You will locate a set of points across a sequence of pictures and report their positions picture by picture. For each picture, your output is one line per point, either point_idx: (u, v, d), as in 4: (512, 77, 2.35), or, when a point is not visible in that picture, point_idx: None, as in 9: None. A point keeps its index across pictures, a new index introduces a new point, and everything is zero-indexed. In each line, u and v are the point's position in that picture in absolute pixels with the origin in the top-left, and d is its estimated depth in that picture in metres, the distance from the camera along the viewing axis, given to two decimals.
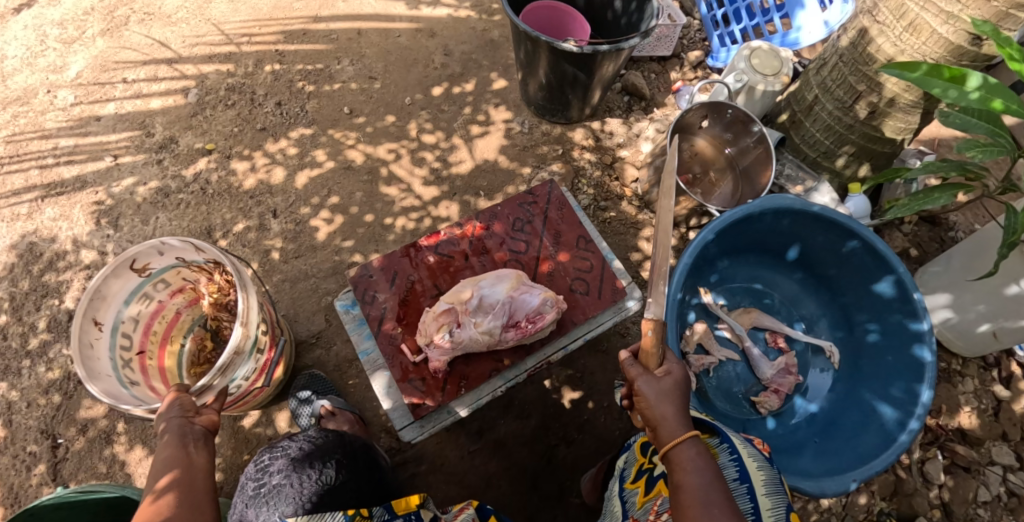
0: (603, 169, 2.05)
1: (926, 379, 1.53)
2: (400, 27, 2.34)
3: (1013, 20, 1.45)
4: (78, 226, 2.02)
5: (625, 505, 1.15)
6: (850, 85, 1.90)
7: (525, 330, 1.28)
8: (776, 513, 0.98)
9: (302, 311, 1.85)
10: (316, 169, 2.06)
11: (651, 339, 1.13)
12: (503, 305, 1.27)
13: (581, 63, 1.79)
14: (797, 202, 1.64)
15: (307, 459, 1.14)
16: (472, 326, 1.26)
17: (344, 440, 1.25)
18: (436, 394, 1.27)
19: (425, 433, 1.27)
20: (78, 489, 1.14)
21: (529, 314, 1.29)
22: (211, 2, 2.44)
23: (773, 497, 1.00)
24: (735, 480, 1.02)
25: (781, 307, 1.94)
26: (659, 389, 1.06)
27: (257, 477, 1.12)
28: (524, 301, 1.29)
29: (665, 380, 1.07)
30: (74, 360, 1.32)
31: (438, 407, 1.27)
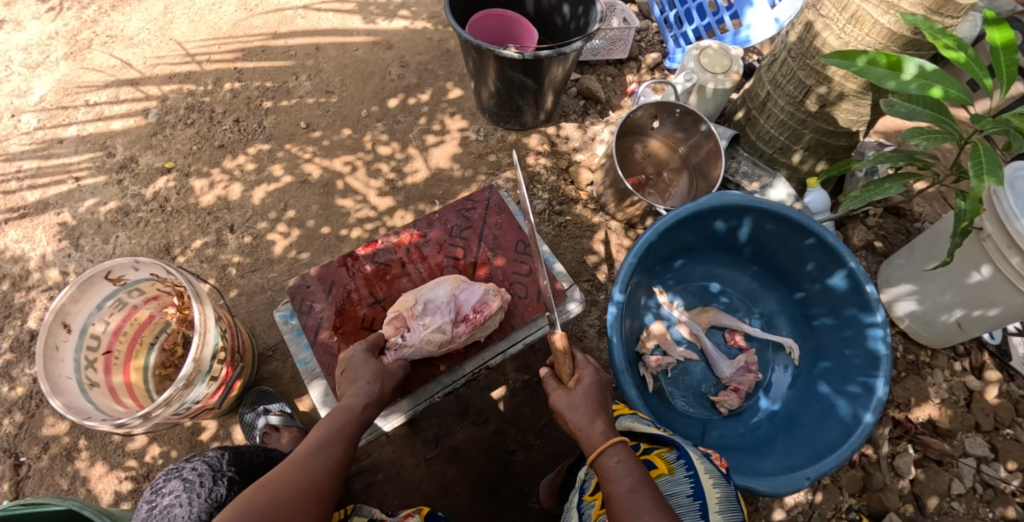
0: (558, 173, 2.09)
1: (881, 371, 1.53)
2: (357, 41, 2.43)
3: (952, 6, 1.46)
4: (40, 247, 2.02)
5: (581, 516, 1.13)
6: (799, 80, 1.90)
7: (474, 321, 1.29)
8: None
9: (259, 324, 1.88)
10: (273, 183, 2.11)
11: (558, 353, 1.15)
12: (447, 302, 1.30)
13: (527, 70, 1.81)
14: (744, 199, 1.65)
15: (202, 477, 1.05)
16: (421, 328, 1.26)
17: (243, 457, 1.18)
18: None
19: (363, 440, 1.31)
20: (20, 502, 1.06)
21: (474, 305, 1.30)
22: (172, 23, 2.49)
23: (726, 514, 0.98)
24: (689, 496, 1.01)
25: (740, 304, 1.94)
26: (573, 400, 1.07)
27: (151, 502, 0.99)
28: (465, 297, 1.31)
29: (577, 390, 1.09)
30: (37, 360, 1.34)
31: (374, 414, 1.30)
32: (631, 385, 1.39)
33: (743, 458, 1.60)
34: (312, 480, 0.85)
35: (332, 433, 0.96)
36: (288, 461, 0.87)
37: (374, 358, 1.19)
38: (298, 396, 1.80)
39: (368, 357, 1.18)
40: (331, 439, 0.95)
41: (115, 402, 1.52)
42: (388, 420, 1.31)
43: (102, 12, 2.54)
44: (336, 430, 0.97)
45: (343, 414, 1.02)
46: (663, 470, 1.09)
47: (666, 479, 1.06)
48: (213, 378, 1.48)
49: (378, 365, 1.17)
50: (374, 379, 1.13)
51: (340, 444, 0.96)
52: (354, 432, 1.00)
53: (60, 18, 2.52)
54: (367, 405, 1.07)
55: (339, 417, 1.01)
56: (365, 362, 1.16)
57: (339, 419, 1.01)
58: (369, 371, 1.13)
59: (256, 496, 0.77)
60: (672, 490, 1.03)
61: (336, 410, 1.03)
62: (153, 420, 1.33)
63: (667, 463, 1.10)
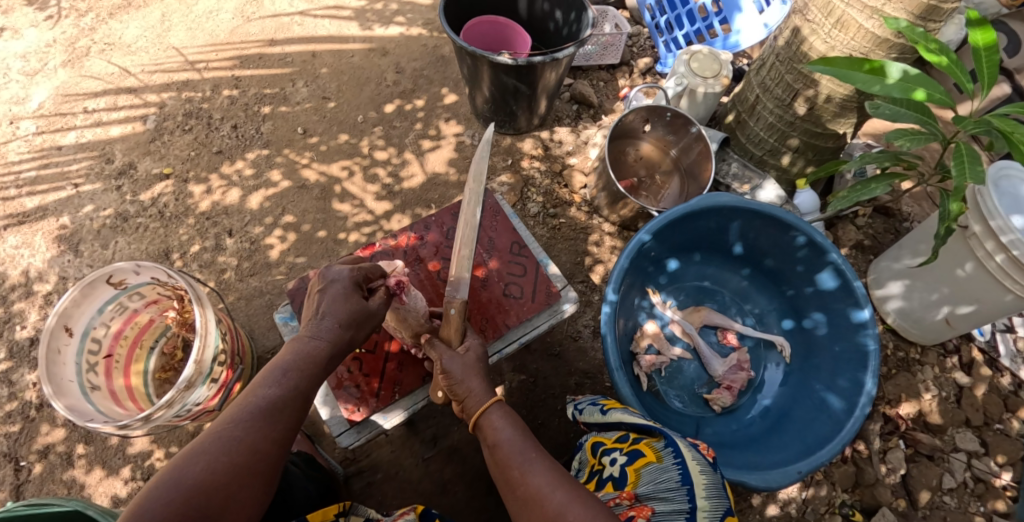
0: (552, 177, 2.12)
1: (870, 367, 1.56)
2: (353, 48, 2.47)
3: (936, 11, 1.52)
4: (39, 253, 2.03)
5: None
6: (787, 83, 1.95)
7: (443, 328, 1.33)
8: (713, 514, 0.98)
9: (257, 328, 1.91)
10: (271, 189, 2.13)
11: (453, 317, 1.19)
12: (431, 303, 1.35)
13: (521, 75, 1.84)
14: (732, 200, 1.68)
15: None
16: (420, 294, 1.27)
17: None
18: (369, 401, 1.31)
19: (362, 439, 1.31)
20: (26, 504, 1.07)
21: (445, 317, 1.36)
22: (170, 31, 2.52)
23: (713, 500, 1.00)
24: (677, 483, 1.04)
25: (732, 304, 1.98)
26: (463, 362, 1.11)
27: None
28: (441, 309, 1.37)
29: (467, 355, 1.13)
30: (39, 364, 1.36)
31: (373, 413, 1.31)
32: (626, 384, 1.42)
33: (737, 454, 1.63)
34: (252, 448, 0.81)
35: (277, 387, 0.91)
36: (222, 423, 0.82)
37: (353, 292, 1.11)
38: None
39: (349, 290, 1.10)
40: (277, 392, 0.90)
41: (117, 404, 1.53)
42: (388, 419, 1.32)
43: (100, 20, 2.56)
44: (283, 382, 0.92)
45: (293, 362, 0.96)
46: (652, 458, 1.13)
47: (655, 467, 1.10)
48: (213, 381, 1.50)
49: (352, 301, 1.08)
50: (343, 320, 1.06)
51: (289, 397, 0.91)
52: (304, 383, 0.95)
53: (58, 26, 2.54)
54: (326, 352, 1.01)
55: (287, 366, 0.95)
56: (341, 294, 1.08)
57: (288, 369, 0.95)
58: (340, 311, 1.06)
59: (187, 472, 0.73)
60: (661, 477, 1.07)
61: (286, 356, 0.97)
62: (153, 422, 1.35)
63: (655, 452, 1.14)
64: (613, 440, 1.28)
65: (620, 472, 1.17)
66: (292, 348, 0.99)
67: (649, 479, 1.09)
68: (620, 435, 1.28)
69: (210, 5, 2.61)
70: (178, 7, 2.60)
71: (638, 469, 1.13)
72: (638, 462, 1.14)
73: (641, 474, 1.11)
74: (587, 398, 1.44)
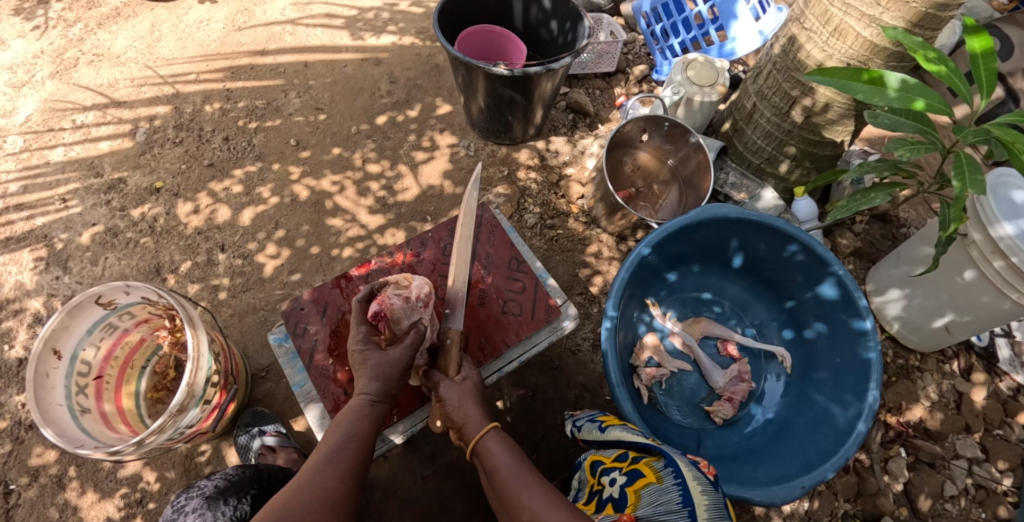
0: (549, 188, 2.11)
1: (873, 378, 1.55)
2: (346, 58, 2.45)
3: (933, 19, 1.52)
4: (27, 270, 1.99)
5: None
6: (785, 92, 1.93)
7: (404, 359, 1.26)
8: None
9: (251, 345, 1.87)
10: (261, 205, 2.10)
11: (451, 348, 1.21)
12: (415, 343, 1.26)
13: (517, 85, 1.83)
14: (732, 212, 1.67)
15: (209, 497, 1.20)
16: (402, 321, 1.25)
17: (262, 475, 1.33)
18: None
19: None
20: None
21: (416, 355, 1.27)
22: (159, 41, 2.49)
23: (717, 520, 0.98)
24: (677, 504, 1.02)
25: (732, 314, 1.96)
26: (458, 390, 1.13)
27: None
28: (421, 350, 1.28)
29: (463, 383, 1.15)
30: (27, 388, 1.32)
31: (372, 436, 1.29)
32: (627, 399, 1.39)
33: (738, 467, 1.61)
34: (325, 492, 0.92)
35: (342, 438, 1.03)
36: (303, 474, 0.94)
37: (378, 350, 1.15)
38: (293, 416, 1.79)
39: (373, 349, 1.15)
40: (342, 443, 1.02)
41: (108, 428, 1.50)
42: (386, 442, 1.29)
43: (88, 31, 2.53)
44: (346, 433, 1.03)
45: (352, 418, 1.07)
46: (652, 479, 1.11)
47: (655, 488, 1.08)
48: (207, 402, 1.46)
49: (382, 356, 1.13)
50: (377, 376, 1.11)
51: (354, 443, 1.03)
52: (364, 432, 1.06)
53: (45, 37, 2.51)
54: (373, 402, 1.10)
55: (349, 422, 1.06)
56: (370, 354, 1.14)
57: (350, 422, 1.06)
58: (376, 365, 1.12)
59: (271, 515, 0.85)
60: (662, 499, 1.05)
61: (348, 412, 1.08)
62: (145, 447, 1.31)
63: (655, 472, 1.12)
64: (613, 459, 1.26)
65: (620, 492, 1.14)
66: (351, 406, 1.10)
67: (649, 500, 1.07)
68: (619, 453, 1.26)
69: (200, 15, 2.58)
70: (168, 17, 2.58)
71: (638, 491, 1.10)
72: (638, 483, 1.11)
73: (641, 495, 1.09)
74: (586, 414, 1.43)
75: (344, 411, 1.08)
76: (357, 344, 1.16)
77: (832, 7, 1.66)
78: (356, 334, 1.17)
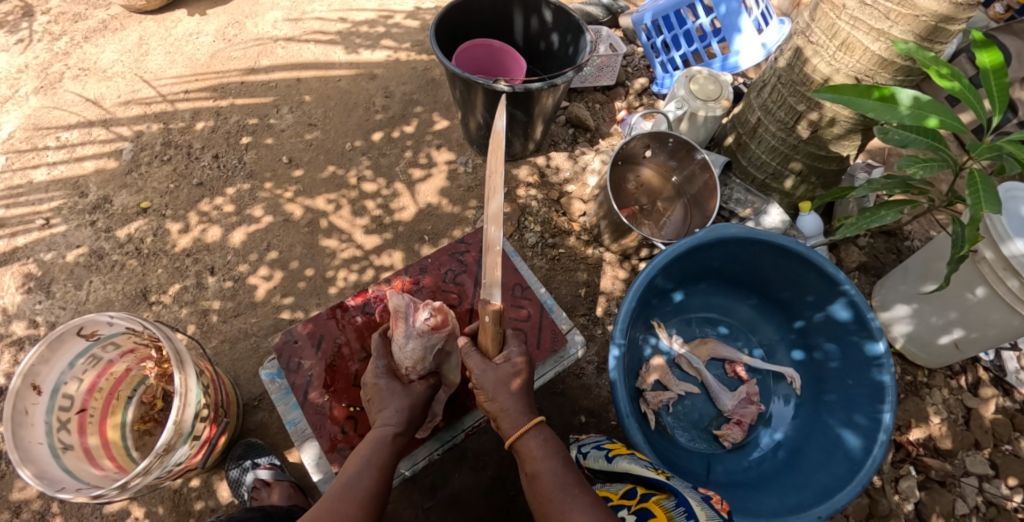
0: (550, 205, 2.06)
1: (887, 401, 1.50)
2: (340, 73, 2.41)
3: (943, 33, 1.49)
4: (7, 295, 1.91)
5: None
6: (790, 106, 1.90)
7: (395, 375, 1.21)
8: None
9: (243, 371, 1.80)
10: (254, 224, 2.04)
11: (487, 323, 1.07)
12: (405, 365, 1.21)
13: (517, 102, 1.78)
14: (741, 231, 1.62)
15: None
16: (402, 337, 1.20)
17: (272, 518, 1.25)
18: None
19: None
20: None
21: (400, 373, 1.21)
22: (147, 55, 2.44)
23: None
24: None
25: (739, 334, 1.92)
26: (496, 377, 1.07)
27: None
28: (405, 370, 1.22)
29: (503, 370, 1.08)
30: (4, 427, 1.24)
31: None
32: (637, 430, 1.33)
33: (751, 495, 1.56)
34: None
35: (362, 465, 0.99)
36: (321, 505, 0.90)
37: (399, 384, 1.17)
38: (287, 446, 1.72)
39: (392, 382, 1.17)
40: (363, 470, 0.98)
41: (91, 464, 1.42)
42: None
43: (74, 44, 2.46)
44: (366, 462, 1.00)
45: (371, 449, 1.03)
46: (663, 519, 1.03)
47: None
48: (196, 438, 1.39)
49: (405, 389, 1.16)
50: (402, 409, 1.11)
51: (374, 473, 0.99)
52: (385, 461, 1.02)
53: (29, 51, 2.44)
54: (396, 433, 1.07)
55: (368, 452, 1.03)
56: (391, 388, 1.15)
57: (369, 452, 1.03)
58: (398, 401, 1.13)
59: None
60: None
61: (366, 444, 1.05)
62: (131, 489, 1.23)
63: (665, 511, 1.04)
64: (620, 495, 1.16)
65: None
66: (371, 437, 1.06)
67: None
68: (627, 489, 1.17)
69: (190, 28, 2.54)
70: (157, 31, 2.53)
71: None
72: None
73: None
74: (591, 440, 1.34)
75: (364, 443, 1.05)
76: (376, 376, 1.18)
77: (840, 21, 1.63)
78: (375, 367, 1.20)
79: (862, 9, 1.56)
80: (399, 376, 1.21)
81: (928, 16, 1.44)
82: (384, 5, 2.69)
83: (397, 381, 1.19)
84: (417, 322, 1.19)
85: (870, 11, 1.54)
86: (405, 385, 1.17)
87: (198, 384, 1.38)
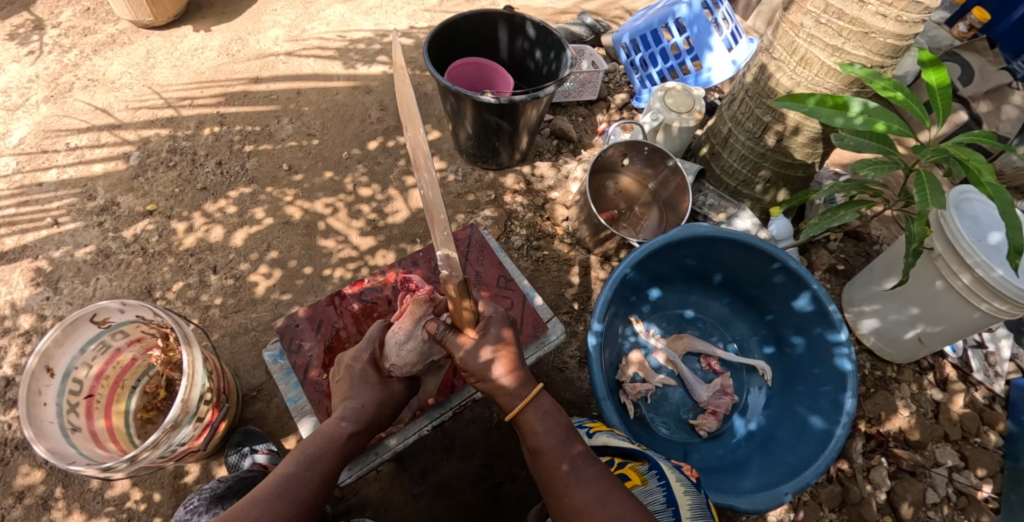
0: (535, 210, 2.18)
1: (848, 388, 1.61)
2: (337, 86, 2.55)
3: (892, 48, 1.64)
4: (16, 290, 1.99)
5: None
6: (757, 117, 2.04)
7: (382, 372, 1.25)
8: None
9: (242, 366, 1.90)
10: (255, 226, 2.15)
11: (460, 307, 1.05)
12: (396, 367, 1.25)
13: (503, 113, 1.91)
14: (711, 230, 1.75)
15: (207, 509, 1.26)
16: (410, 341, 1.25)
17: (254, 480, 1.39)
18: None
19: (355, 476, 1.35)
20: None
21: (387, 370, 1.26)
22: (154, 68, 2.59)
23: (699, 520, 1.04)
24: (662, 505, 1.07)
25: (714, 330, 2.03)
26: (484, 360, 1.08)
27: None
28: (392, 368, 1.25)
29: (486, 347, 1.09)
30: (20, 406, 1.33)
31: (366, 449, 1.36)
32: (613, 412, 1.44)
33: (727, 478, 1.66)
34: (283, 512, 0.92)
35: (311, 454, 1.03)
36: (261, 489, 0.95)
37: (375, 376, 1.23)
38: (284, 436, 1.80)
39: (370, 374, 1.22)
40: (304, 470, 1.00)
41: (97, 446, 1.50)
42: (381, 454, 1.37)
43: (83, 57, 2.60)
44: (315, 453, 1.04)
45: (324, 443, 1.06)
46: (637, 481, 1.15)
47: (641, 490, 1.12)
48: (199, 420, 1.48)
49: (380, 385, 1.21)
50: (366, 405, 1.16)
51: (316, 474, 1.02)
52: (327, 465, 1.04)
53: (40, 62, 2.57)
54: (352, 432, 1.12)
55: (320, 445, 1.06)
56: (366, 380, 1.21)
57: (314, 450, 1.05)
58: (367, 396, 1.18)
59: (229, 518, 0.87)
60: (646, 500, 1.09)
61: (313, 441, 1.07)
62: (137, 465, 1.33)
63: (640, 475, 1.16)
64: None
65: None
66: (321, 434, 1.08)
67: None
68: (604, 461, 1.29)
69: (195, 43, 2.70)
70: (163, 45, 2.68)
71: None
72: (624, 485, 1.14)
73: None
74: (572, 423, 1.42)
75: (314, 438, 1.07)
76: (358, 363, 1.24)
77: (798, 38, 1.78)
78: (358, 353, 1.25)
79: (817, 27, 1.72)
80: (381, 367, 1.26)
81: (877, 33, 1.60)
82: (381, 24, 2.86)
83: (376, 373, 1.24)
84: (428, 324, 1.26)
85: (824, 30, 1.70)
86: (383, 380, 1.23)
87: (202, 365, 1.48)
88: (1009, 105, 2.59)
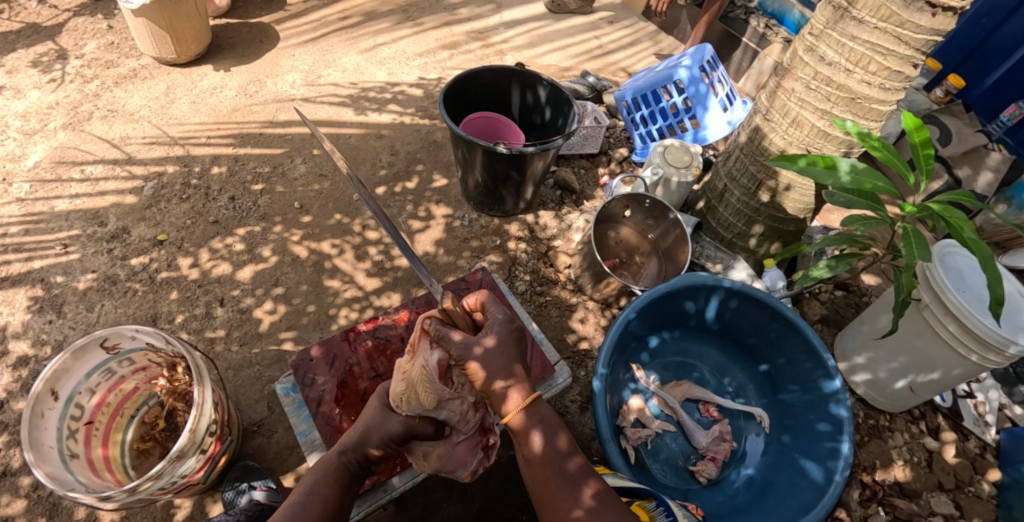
0: (538, 257, 2.27)
1: (845, 433, 1.66)
2: (350, 131, 2.67)
3: (875, 112, 1.75)
4: (18, 312, 2.00)
5: None
6: (752, 174, 2.16)
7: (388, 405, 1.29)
8: None
9: (245, 399, 1.90)
10: (262, 263, 2.20)
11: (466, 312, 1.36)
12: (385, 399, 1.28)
13: (512, 164, 2.03)
14: (708, 279, 1.85)
15: None
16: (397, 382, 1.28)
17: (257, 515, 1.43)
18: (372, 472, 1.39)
19: (363, 513, 1.36)
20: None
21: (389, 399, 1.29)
22: (174, 103, 2.72)
23: None
24: None
25: (711, 378, 2.07)
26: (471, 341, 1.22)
27: None
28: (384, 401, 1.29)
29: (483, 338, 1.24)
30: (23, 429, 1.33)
31: (375, 485, 1.39)
32: (617, 454, 1.47)
33: None
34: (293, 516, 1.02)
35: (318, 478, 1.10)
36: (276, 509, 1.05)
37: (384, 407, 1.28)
38: (282, 472, 1.79)
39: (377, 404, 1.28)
40: (306, 504, 1.04)
41: (94, 474, 1.48)
42: (391, 493, 1.40)
43: (105, 87, 2.75)
44: (320, 475, 1.11)
45: (323, 469, 1.12)
46: (646, 517, 1.17)
47: None
48: (203, 452, 1.49)
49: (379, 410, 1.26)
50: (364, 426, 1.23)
51: (320, 502, 1.06)
52: (330, 492, 1.09)
53: (61, 90, 2.70)
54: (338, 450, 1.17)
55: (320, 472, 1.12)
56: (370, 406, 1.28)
57: (316, 478, 1.11)
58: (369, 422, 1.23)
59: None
60: None
61: (314, 471, 1.12)
62: (135, 496, 1.32)
63: (648, 511, 1.18)
64: None
65: None
66: (321, 464, 1.14)
67: None
68: None
69: (214, 82, 2.86)
70: (184, 82, 2.85)
71: None
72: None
73: None
74: None
75: (314, 466, 1.13)
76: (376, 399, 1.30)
77: (790, 102, 1.91)
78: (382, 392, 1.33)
79: (807, 93, 1.85)
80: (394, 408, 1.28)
81: (863, 98, 1.73)
82: (393, 74, 3.01)
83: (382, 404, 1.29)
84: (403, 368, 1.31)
85: (814, 94, 1.83)
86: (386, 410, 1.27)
87: (210, 390, 1.50)
88: (986, 168, 2.76)
